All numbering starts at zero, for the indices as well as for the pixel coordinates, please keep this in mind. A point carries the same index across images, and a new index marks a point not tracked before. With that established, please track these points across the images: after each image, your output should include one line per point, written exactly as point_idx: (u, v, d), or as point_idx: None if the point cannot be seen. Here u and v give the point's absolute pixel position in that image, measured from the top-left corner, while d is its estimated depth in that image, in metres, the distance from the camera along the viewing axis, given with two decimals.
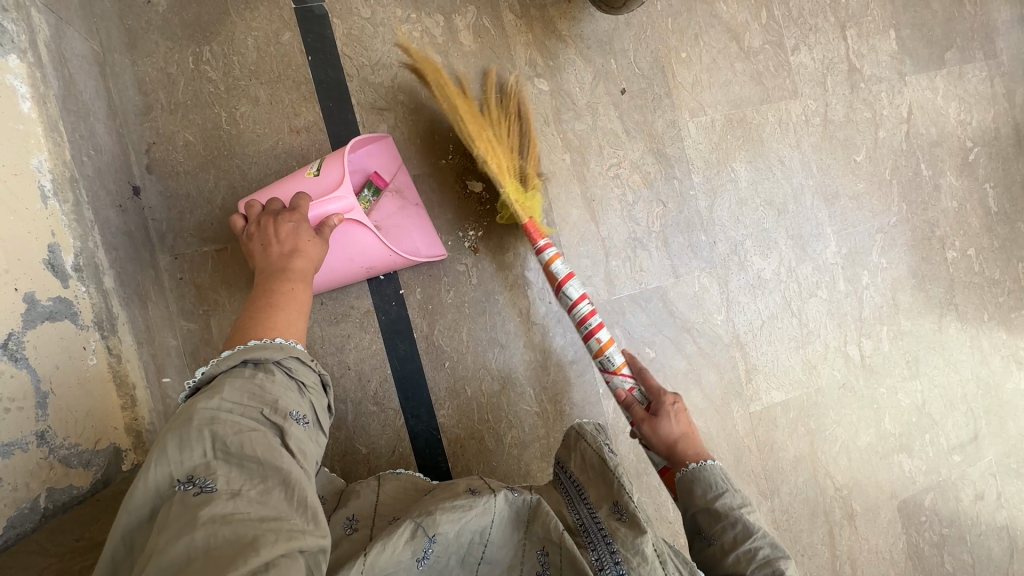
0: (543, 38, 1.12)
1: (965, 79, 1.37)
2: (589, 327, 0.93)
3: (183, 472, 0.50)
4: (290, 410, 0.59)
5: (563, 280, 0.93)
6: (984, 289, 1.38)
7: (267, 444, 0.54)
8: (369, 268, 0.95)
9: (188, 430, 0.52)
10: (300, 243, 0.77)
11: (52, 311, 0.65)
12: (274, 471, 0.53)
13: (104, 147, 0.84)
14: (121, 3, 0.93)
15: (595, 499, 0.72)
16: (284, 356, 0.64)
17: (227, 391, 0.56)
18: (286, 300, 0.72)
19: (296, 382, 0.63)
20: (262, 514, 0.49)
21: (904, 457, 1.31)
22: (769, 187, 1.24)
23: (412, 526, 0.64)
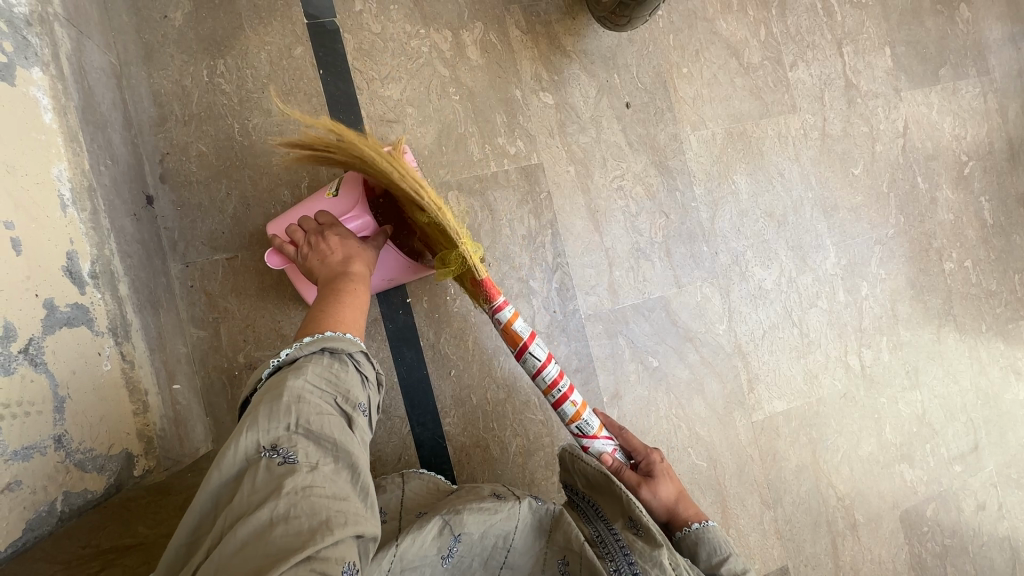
0: (548, 53, 1.15)
1: (959, 95, 1.41)
2: (560, 392, 0.89)
3: (269, 441, 0.53)
4: (361, 400, 0.62)
5: (525, 343, 0.87)
6: (981, 300, 1.40)
7: (343, 429, 0.57)
8: (390, 281, 0.98)
9: (279, 403, 0.55)
10: (352, 251, 0.83)
11: (70, 317, 0.66)
12: (345, 455, 0.55)
13: (120, 157, 0.86)
14: (138, 18, 0.96)
15: (611, 515, 0.73)
16: (356, 350, 0.67)
17: (310, 372, 0.60)
18: (350, 303, 0.77)
19: (362, 376, 0.66)
20: (336, 493, 0.52)
21: (905, 467, 1.31)
22: (769, 199, 1.26)
23: (440, 523, 0.66)
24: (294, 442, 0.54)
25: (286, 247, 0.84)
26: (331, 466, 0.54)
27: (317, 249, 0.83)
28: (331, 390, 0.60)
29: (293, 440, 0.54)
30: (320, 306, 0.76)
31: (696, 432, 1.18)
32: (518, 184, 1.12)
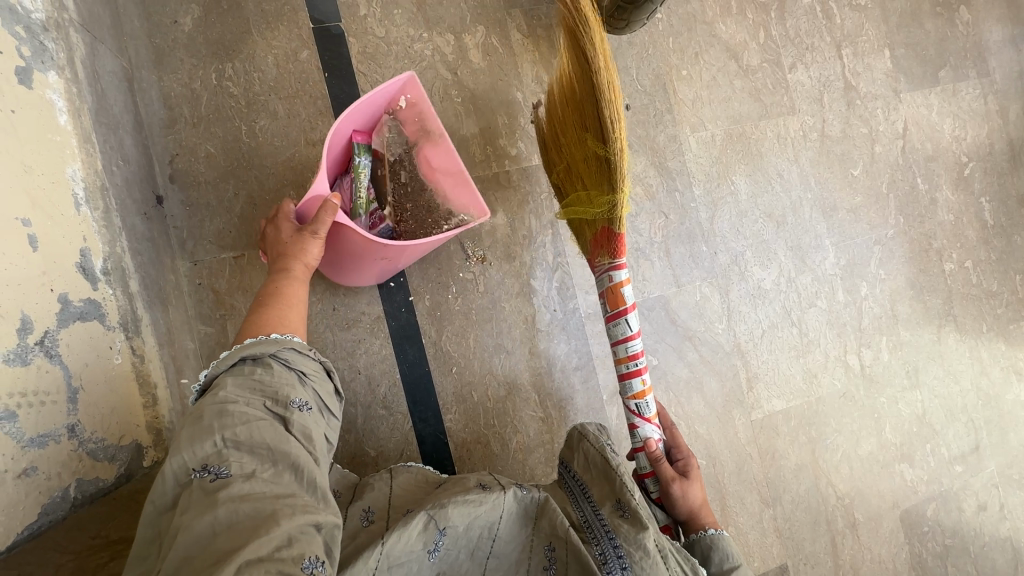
0: (549, 56, 1.17)
1: (959, 96, 1.41)
2: (636, 365, 0.92)
3: (197, 462, 0.53)
4: (292, 398, 0.62)
5: (627, 309, 0.91)
6: (982, 301, 1.40)
7: (275, 431, 0.57)
8: (387, 258, 0.90)
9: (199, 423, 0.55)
10: (286, 246, 0.82)
11: (83, 312, 0.68)
12: (284, 456, 0.56)
13: (131, 158, 0.89)
14: (149, 23, 0.98)
15: (598, 498, 0.74)
16: (280, 349, 0.66)
17: (230, 385, 0.60)
18: (275, 299, 0.77)
19: (295, 371, 0.66)
20: (278, 493, 0.52)
21: (906, 467, 1.32)
22: (769, 200, 1.27)
23: (424, 518, 0.66)
24: (225, 456, 0.53)
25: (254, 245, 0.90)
26: (269, 470, 0.54)
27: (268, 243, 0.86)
28: (257, 395, 0.60)
29: (222, 455, 0.53)
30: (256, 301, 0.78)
31: (695, 430, 1.19)
32: (519, 184, 1.13)
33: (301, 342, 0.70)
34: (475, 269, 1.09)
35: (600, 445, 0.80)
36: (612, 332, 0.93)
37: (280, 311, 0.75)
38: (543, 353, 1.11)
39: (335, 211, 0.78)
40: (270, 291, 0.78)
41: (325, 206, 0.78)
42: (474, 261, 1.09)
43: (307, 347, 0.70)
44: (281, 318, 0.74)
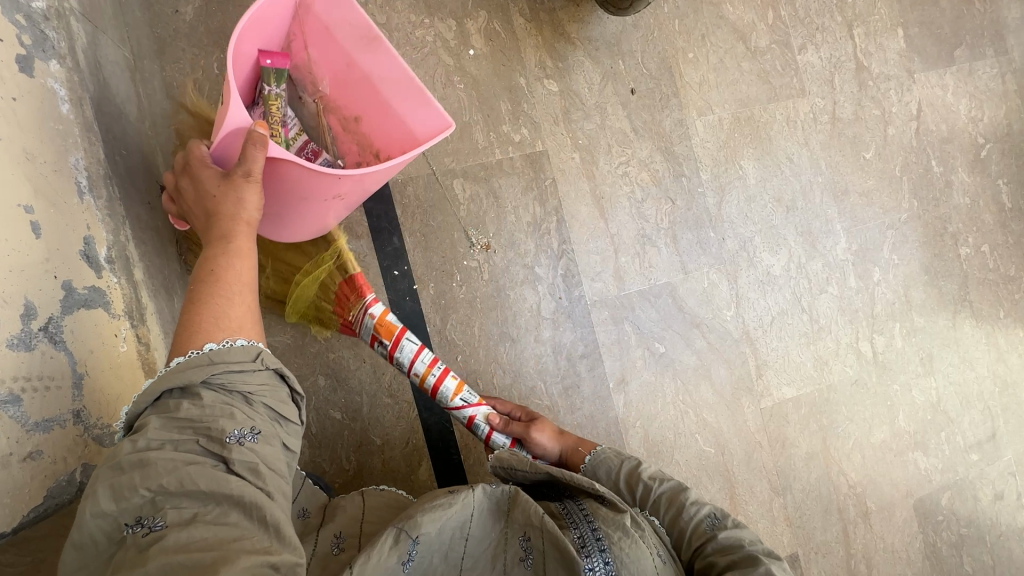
0: (552, 40, 1.15)
1: (976, 76, 1.38)
2: (438, 373, 0.96)
3: (129, 517, 0.50)
4: (229, 432, 0.55)
5: (400, 331, 0.94)
6: (999, 286, 1.37)
7: (209, 475, 0.52)
8: (340, 196, 0.80)
9: (121, 480, 0.51)
10: (215, 207, 0.69)
11: (87, 299, 0.69)
12: (225, 498, 0.52)
13: (135, 147, 0.89)
14: (150, 13, 0.98)
15: (577, 490, 0.77)
16: (209, 370, 0.58)
17: (151, 430, 0.54)
18: (211, 284, 0.65)
19: (234, 393, 0.59)
20: (223, 536, 0.50)
21: (920, 455, 1.30)
22: (778, 184, 1.25)
23: (395, 531, 0.63)
24: (158, 506, 0.50)
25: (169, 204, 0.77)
26: (213, 512, 0.51)
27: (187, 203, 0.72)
28: (188, 432, 0.55)
29: (154, 506, 0.50)
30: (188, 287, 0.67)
31: (703, 418, 1.18)
32: (524, 171, 1.12)
33: (245, 349, 0.62)
34: (479, 257, 1.08)
35: (530, 463, 0.82)
36: (400, 361, 0.95)
37: (219, 302, 0.65)
38: (548, 341, 1.10)
39: (265, 146, 0.67)
40: (205, 269, 0.66)
41: (251, 140, 0.66)
42: (479, 249, 1.08)
43: (252, 356, 0.62)
44: (219, 314, 0.63)
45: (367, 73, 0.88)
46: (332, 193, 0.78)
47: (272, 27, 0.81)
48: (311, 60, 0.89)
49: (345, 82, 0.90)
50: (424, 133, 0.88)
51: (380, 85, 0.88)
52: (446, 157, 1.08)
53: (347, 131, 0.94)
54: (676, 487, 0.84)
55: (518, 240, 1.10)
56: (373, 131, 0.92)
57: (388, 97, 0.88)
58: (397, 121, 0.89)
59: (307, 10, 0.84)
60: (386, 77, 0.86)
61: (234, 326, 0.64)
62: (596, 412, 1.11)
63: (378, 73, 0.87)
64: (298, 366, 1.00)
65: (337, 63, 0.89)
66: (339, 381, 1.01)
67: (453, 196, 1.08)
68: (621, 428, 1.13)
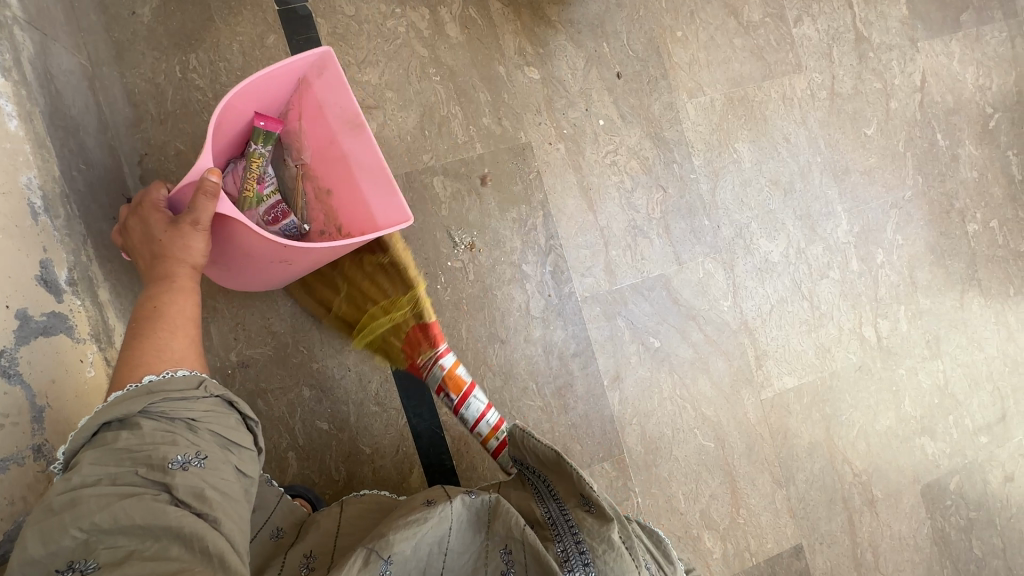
0: (532, 25, 1.09)
1: (983, 41, 1.30)
2: (500, 436, 0.94)
3: (60, 562, 0.48)
4: (170, 458, 0.54)
5: (470, 387, 0.94)
6: (1009, 262, 1.32)
7: (145, 507, 0.50)
8: (286, 260, 0.80)
9: (47, 523, 0.48)
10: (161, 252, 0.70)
11: (47, 326, 0.66)
12: (165, 530, 0.50)
13: (95, 160, 0.85)
14: (106, 16, 0.93)
15: (563, 494, 0.72)
16: (148, 400, 0.57)
17: (85, 466, 0.52)
18: (155, 323, 0.66)
19: (174, 419, 0.57)
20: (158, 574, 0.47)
21: (927, 440, 1.26)
22: (774, 166, 1.19)
23: (365, 552, 0.61)
24: (91, 548, 0.48)
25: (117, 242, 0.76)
26: (151, 548, 0.49)
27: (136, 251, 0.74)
28: (123, 464, 0.53)
29: (86, 547, 0.48)
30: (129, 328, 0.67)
31: (702, 412, 1.15)
32: (507, 164, 1.07)
33: (187, 377, 0.61)
34: (464, 257, 1.04)
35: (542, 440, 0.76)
36: (465, 417, 0.94)
37: (161, 336, 0.65)
38: (538, 341, 1.07)
39: (216, 195, 0.69)
40: (148, 311, 0.67)
41: (201, 190, 0.69)
42: (463, 248, 1.04)
43: (194, 384, 0.61)
44: (161, 348, 0.64)
45: (348, 154, 0.89)
46: (276, 256, 0.79)
47: (269, 92, 0.85)
48: (301, 130, 0.91)
49: (326, 156, 0.90)
50: (385, 221, 0.89)
51: (356, 169, 0.89)
52: (424, 154, 1.04)
53: (318, 202, 0.92)
54: None
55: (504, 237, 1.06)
56: (341, 209, 0.91)
57: (361, 180, 0.89)
58: (363, 206, 0.89)
59: (308, 87, 0.88)
60: (363, 163, 0.88)
61: (178, 358, 0.64)
62: (590, 411, 1.09)
63: (359, 157, 0.88)
64: (281, 377, 0.98)
65: (323, 140, 0.90)
66: (324, 391, 0.99)
67: (434, 194, 1.04)
68: (617, 427, 1.11)
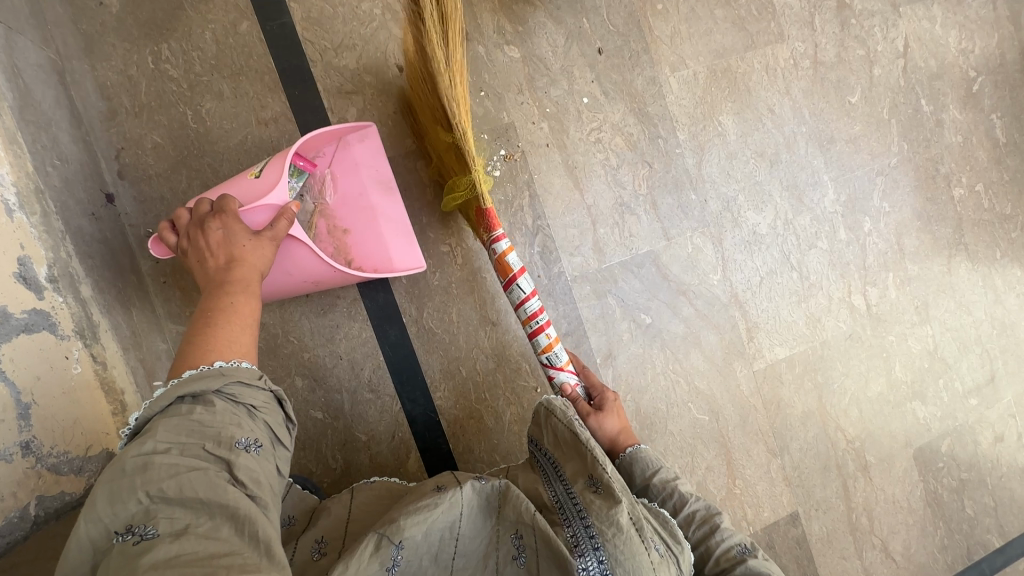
0: (510, 2, 1.08)
1: (965, 4, 1.30)
2: (537, 323, 0.94)
3: (120, 524, 0.49)
4: (237, 438, 0.56)
5: (516, 273, 0.93)
6: (995, 225, 1.32)
7: (209, 482, 0.51)
8: (315, 282, 0.90)
9: (121, 483, 0.49)
10: (236, 251, 0.71)
11: (28, 323, 0.65)
12: (220, 509, 0.50)
13: (70, 156, 0.84)
14: (73, 8, 0.91)
15: (571, 475, 0.71)
16: (224, 384, 0.59)
17: (161, 432, 0.53)
18: (224, 314, 0.65)
19: (242, 406, 0.59)
20: (211, 552, 0.47)
21: (918, 404, 1.28)
22: (759, 138, 1.19)
23: (375, 538, 0.62)
24: (150, 515, 0.49)
25: (166, 237, 0.73)
26: (204, 524, 0.49)
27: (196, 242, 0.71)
28: (196, 439, 0.54)
29: (149, 514, 0.49)
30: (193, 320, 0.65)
31: (695, 386, 1.15)
32: (490, 145, 1.06)
33: (250, 369, 0.62)
34: (451, 241, 1.04)
35: (567, 420, 0.76)
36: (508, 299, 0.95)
37: (232, 331, 0.65)
38: None
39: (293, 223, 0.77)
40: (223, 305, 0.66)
41: (284, 215, 0.76)
42: (449, 232, 1.04)
43: (258, 375, 0.63)
44: (231, 338, 0.64)
45: (375, 207, 0.96)
46: (310, 278, 0.89)
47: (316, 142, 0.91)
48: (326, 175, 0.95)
49: (350, 204, 0.95)
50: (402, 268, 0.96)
51: (382, 221, 0.96)
52: (407, 138, 1.03)
53: (330, 238, 0.94)
54: (711, 511, 0.77)
55: None
56: (357, 249, 0.95)
57: (382, 229, 0.96)
58: (382, 249, 0.95)
59: (346, 145, 0.95)
60: (389, 216, 0.96)
61: (242, 350, 0.65)
62: None
63: (385, 211, 0.96)
64: (272, 369, 0.97)
65: (351, 190, 0.95)
66: (317, 381, 0.99)
67: (418, 178, 1.03)
68: None
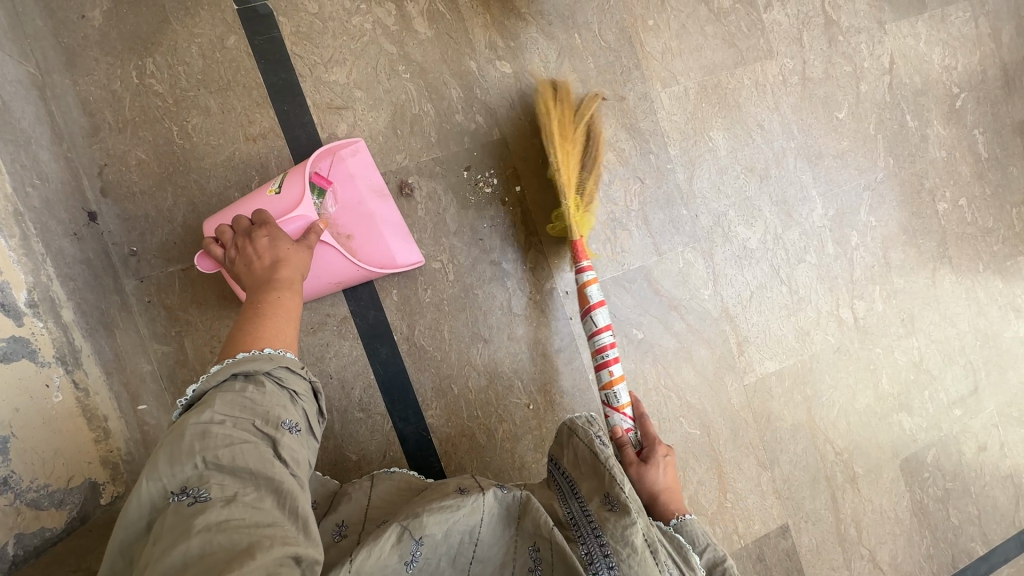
0: (501, 17, 1.07)
1: (948, 22, 1.32)
2: (605, 357, 0.94)
3: (176, 485, 0.49)
4: (283, 419, 0.57)
5: (595, 305, 0.93)
6: (978, 238, 1.35)
7: (259, 455, 0.52)
8: (336, 284, 0.93)
9: (180, 446, 0.50)
10: (281, 253, 0.75)
11: (7, 352, 0.64)
12: (266, 481, 0.51)
13: (52, 174, 0.82)
14: (53, 20, 0.89)
15: (587, 492, 0.70)
16: (274, 366, 0.61)
17: (218, 404, 0.54)
18: (273, 307, 0.69)
19: (287, 390, 0.61)
20: (258, 521, 0.48)
21: (904, 416, 1.30)
22: (749, 153, 1.20)
23: (398, 530, 0.63)
24: (204, 479, 0.49)
25: (212, 249, 0.76)
26: (251, 494, 0.50)
27: (243, 251, 0.75)
28: (247, 415, 0.55)
29: (203, 478, 0.49)
30: (240, 321, 0.68)
31: (687, 401, 1.16)
32: (482, 161, 1.06)
33: (295, 358, 0.65)
34: (443, 257, 1.03)
35: (588, 439, 0.76)
36: (592, 321, 0.94)
37: (279, 321, 0.68)
38: (523, 338, 1.06)
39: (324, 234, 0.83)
40: (269, 302, 0.70)
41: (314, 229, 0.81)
42: (442, 249, 1.03)
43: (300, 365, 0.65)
44: (278, 328, 0.67)
45: (374, 212, 0.96)
46: (333, 280, 0.92)
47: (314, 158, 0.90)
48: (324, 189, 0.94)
49: (351, 211, 0.95)
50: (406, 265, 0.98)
51: (382, 225, 0.96)
52: (398, 154, 1.02)
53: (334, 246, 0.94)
54: None
55: (483, 236, 1.05)
56: (360, 254, 0.95)
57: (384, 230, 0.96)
58: (385, 249, 0.96)
59: (338, 157, 0.94)
60: (390, 219, 0.97)
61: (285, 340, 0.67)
62: (578, 405, 1.09)
63: (386, 213, 0.96)
64: None
65: (350, 198, 0.95)
66: None
67: (410, 194, 1.02)
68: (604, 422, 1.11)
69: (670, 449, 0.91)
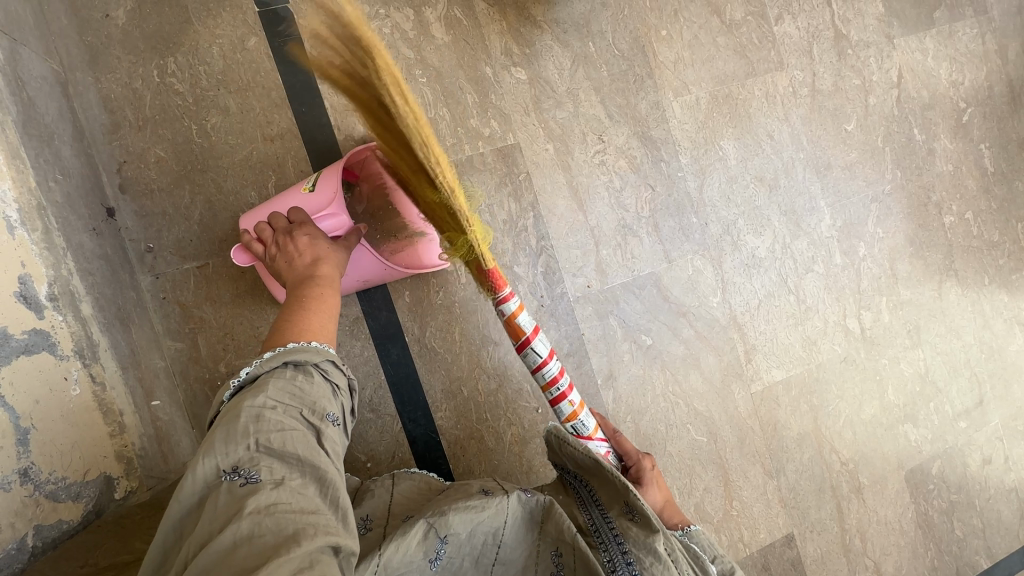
0: (517, 24, 1.09)
1: (956, 38, 1.34)
2: (559, 389, 0.88)
3: (228, 464, 0.49)
4: (327, 412, 0.59)
5: (529, 336, 0.86)
6: (984, 252, 1.36)
7: (306, 443, 0.53)
8: (365, 281, 0.96)
9: (236, 425, 0.51)
10: (320, 252, 0.77)
11: (27, 344, 0.65)
12: (311, 470, 0.52)
13: (72, 170, 0.82)
14: (78, 19, 0.90)
15: (607, 500, 0.70)
16: (322, 359, 0.64)
17: (271, 389, 0.56)
18: (315, 303, 0.72)
19: (330, 383, 0.63)
20: (303, 507, 0.48)
21: (909, 427, 1.30)
22: (759, 163, 1.21)
23: (424, 527, 0.64)
24: (256, 460, 0.50)
25: (254, 246, 0.79)
26: (297, 480, 0.50)
27: (284, 248, 0.77)
28: (295, 403, 0.56)
29: (254, 459, 0.50)
30: (284, 313, 0.71)
31: (694, 407, 1.16)
32: (495, 166, 1.07)
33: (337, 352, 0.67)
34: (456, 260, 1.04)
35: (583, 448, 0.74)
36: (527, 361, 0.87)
37: (321, 316, 0.71)
38: None
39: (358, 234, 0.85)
40: (312, 298, 0.72)
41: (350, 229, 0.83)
42: None
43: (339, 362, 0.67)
44: (321, 322, 0.70)
45: None
46: (362, 277, 0.95)
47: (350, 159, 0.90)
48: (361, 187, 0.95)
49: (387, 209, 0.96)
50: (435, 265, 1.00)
51: None
52: None
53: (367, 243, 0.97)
54: None
55: (495, 240, 1.06)
56: None
57: None
58: None
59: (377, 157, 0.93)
60: None
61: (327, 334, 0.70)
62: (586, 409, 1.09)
63: None
64: None
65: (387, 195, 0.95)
66: None
67: None
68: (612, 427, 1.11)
69: (651, 459, 0.94)
